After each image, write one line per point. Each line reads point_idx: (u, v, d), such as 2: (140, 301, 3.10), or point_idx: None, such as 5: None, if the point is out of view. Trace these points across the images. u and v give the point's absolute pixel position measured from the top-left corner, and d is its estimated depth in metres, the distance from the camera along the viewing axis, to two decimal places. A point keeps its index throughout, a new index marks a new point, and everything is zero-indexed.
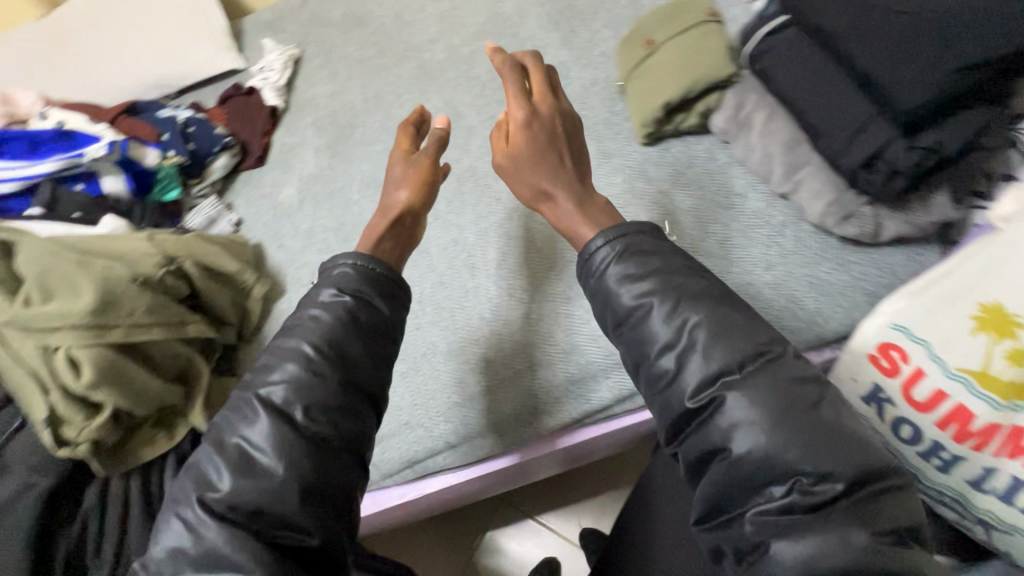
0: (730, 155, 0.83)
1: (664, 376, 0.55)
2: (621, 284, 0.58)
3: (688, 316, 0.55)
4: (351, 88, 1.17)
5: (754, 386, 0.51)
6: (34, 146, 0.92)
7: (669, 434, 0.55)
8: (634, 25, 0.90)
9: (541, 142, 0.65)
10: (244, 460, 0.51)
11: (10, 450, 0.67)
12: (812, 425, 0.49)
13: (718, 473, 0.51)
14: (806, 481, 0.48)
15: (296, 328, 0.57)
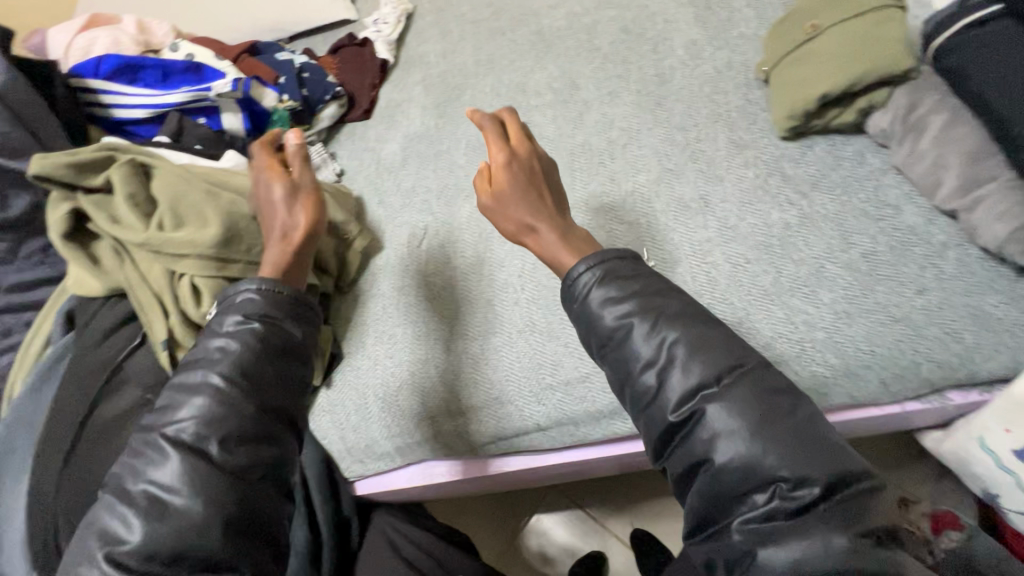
0: (885, 161, 0.74)
1: (647, 393, 0.54)
2: (603, 306, 0.56)
3: (661, 334, 0.53)
4: (463, 48, 1.14)
5: (733, 394, 0.50)
6: (166, 76, 0.93)
7: (655, 446, 0.54)
8: (795, 4, 0.82)
9: (521, 178, 0.62)
10: (154, 505, 0.51)
11: (128, 366, 0.70)
12: (791, 432, 0.48)
13: (705, 484, 0.50)
14: (785, 487, 0.47)
15: (200, 361, 0.57)
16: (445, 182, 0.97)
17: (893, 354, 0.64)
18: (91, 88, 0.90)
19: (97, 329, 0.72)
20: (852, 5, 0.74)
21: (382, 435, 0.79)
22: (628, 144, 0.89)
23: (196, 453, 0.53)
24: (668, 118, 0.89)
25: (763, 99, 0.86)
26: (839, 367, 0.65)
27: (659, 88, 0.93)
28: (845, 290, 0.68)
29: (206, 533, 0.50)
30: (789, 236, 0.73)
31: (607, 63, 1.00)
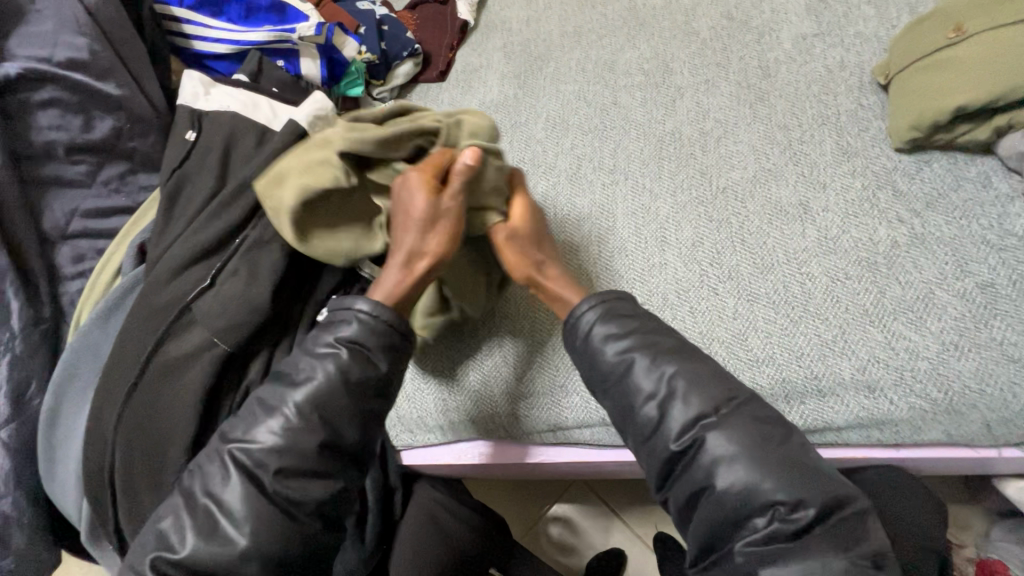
0: (1011, 188, 0.69)
1: (649, 424, 0.57)
2: (604, 341, 0.60)
3: (660, 369, 0.57)
4: (550, 17, 1.08)
5: (729, 424, 0.54)
6: (249, 12, 0.90)
7: (658, 476, 0.57)
8: (937, 3, 0.75)
9: (531, 235, 0.69)
10: (209, 523, 0.55)
11: (201, 307, 0.68)
12: (786, 458, 0.52)
13: (705, 509, 0.54)
14: (783, 510, 0.51)
15: (289, 376, 0.59)
16: (521, 155, 0.93)
17: (1004, 396, 0.60)
18: (175, 17, 0.88)
19: (167, 263, 0.70)
20: (1010, 11, 0.67)
21: (467, 404, 0.74)
22: (723, 137, 0.84)
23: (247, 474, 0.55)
24: (769, 114, 0.83)
25: (879, 106, 0.80)
26: (941, 403, 0.61)
27: (762, 82, 0.87)
28: (955, 320, 0.63)
29: (246, 562, 0.54)
30: (897, 256, 0.68)
31: (707, 48, 0.93)
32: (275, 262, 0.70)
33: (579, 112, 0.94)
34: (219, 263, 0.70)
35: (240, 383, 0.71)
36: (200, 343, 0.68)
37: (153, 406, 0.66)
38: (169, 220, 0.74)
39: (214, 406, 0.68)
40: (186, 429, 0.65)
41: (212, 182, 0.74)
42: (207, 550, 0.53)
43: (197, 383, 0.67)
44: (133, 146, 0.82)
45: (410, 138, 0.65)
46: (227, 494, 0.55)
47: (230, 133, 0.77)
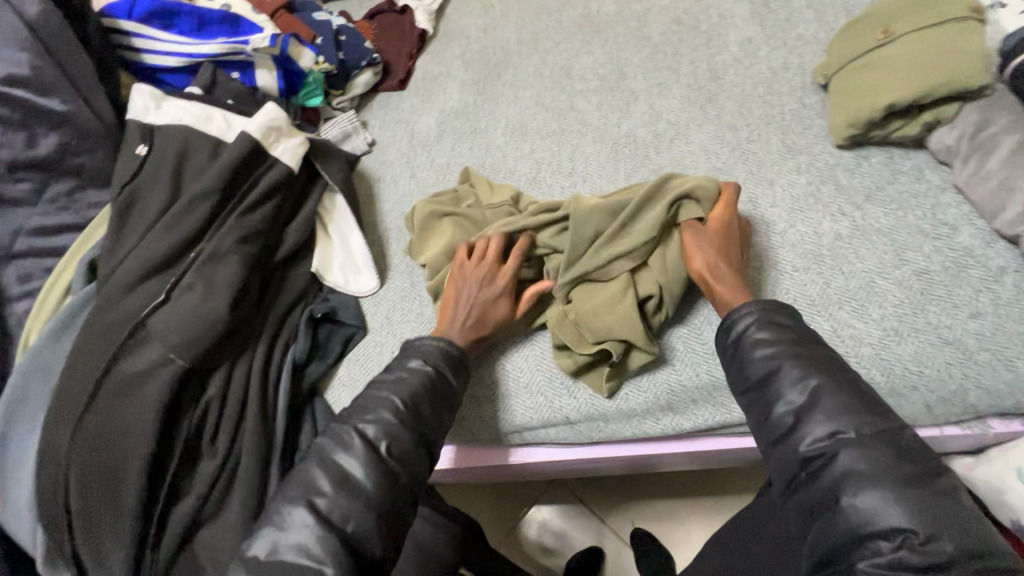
0: (944, 179, 0.72)
1: (783, 429, 0.57)
2: (755, 346, 0.61)
3: (804, 380, 0.57)
4: (507, 25, 1.09)
5: (871, 445, 0.52)
6: (201, 25, 0.89)
7: (784, 482, 0.57)
8: (865, 7, 0.79)
9: (719, 243, 0.67)
10: (342, 477, 0.59)
11: (157, 320, 0.68)
12: (932, 497, 0.50)
13: (828, 521, 0.52)
14: (916, 539, 0.48)
15: (386, 383, 0.65)
16: (482, 161, 0.94)
17: (943, 377, 0.63)
18: (123, 30, 0.87)
19: (120, 278, 0.70)
20: (932, 14, 0.71)
21: None
22: (676, 139, 0.86)
23: (369, 447, 0.60)
24: (719, 115, 0.86)
25: (820, 105, 0.83)
26: (885, 387, 0.64)
27: (711, 84, 0.90)
28: (896, 307, 0.66)
29: (364, 516, 0.57)
30: (841, 248, 0.71)
31: (658, 53, 0.96)
32: (231, 273, 0.71)
33: (537, 117, 0.95)
34: (174, 277, 0.70)
35: (200, 397, 0.70)
36: (156, 360, 0.67)
37: (110, 424, 0.65)
38: (121, 235, 0.73)
39: (173, 420, 0.67)
40: (145, 447, 0.64)
41: (166, 196, 0.74)
42: (341, 499, 0.57)
43: (154, 398, 0.66)
44: (80, 162, 0.79)
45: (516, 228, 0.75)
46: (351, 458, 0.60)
47: (183, 146, 0.77)
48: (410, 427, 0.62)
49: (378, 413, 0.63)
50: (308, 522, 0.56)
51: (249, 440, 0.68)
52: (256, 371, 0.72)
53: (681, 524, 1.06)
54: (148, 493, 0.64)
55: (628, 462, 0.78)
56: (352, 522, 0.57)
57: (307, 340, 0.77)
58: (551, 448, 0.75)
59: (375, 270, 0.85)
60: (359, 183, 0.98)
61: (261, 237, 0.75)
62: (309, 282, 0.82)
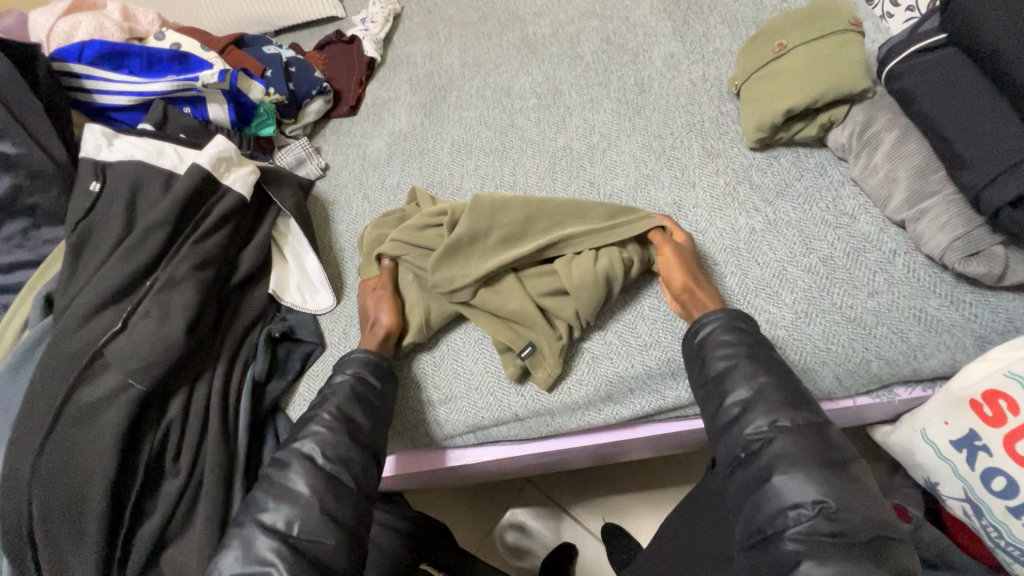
0: (844, 173, 0.79)
1: (730, 418, 0.62)
2: (715, 346, 0.66)
3: (754, 376, 0.62)
4: (451, 50, 1.15)
5: (803, 433, 0.58)
6: (151, 64, 0.94)
7: (726, 462, 0.61)
8: (763, 24, 0.87)
9: (686, 257, 0.74)
10: (283, 488, 0.63)
11: (115, 348, 0.71)
12: (845, 476, 0.55)
13: (759, 497, 0.56)
14: (831, 508, 0.53)
15: (319, 400, 0.70)
16: (429, 179, 0.99)
17: (848, 351, 0.69)
18: (75, 73, 0.90)
19: (76, 310, 0.72)
20: (817, 29, 0.80)
21: (401, 414, 0.80)
22: (608, 149, 0.92)
23: (307, 459, 0.64)
24: (645, 126, 0.93)
25: (736, 112, 0.90)
26: (799, 364, 0.70)
27: (638, 97, 0.96)
28: (805, 291, 0.73)
29: (325, 534, 0.60)
30: (756, 240, 0.77)
31: (590, 71, 1.02)
32: (186, 298, 0.74)
33: (480, 136, 1.01)
34: (130, 306, 0.73)
35: (162, 420, 0.73)
36: (115, 385, 0.70)
37: (71, 451, 0.67)
38: (76, 269, 0.76)
39: (133, 442, 0.70)
40: (106, 470, 0.66)
41: (119, 229, 0.77)
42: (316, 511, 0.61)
43: (115, 423, 0.68)
44: (34, 201, 0.84)
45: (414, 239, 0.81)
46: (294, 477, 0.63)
47: (135, 181, 0.80)
48: (343, 433, 0.66)
49: (312, 428, 0.67)
50: (257, 536, 0.60)
51: (210, 458, 0.71)
52: (216, 391, 0.75)
53: (652, 515, 1.10)
54: (112, 513, 0.66)
55: (584, 453, 0.82)
56: (296, 526, 0.60)
57: (266, 358, 0.80)
58: (506, 445, 0.80)
59: (332, 288, 0.89)
60: (315, 208, 1.02)
61: (215, 263, 0.79)
62: (267, 303, 0.85)
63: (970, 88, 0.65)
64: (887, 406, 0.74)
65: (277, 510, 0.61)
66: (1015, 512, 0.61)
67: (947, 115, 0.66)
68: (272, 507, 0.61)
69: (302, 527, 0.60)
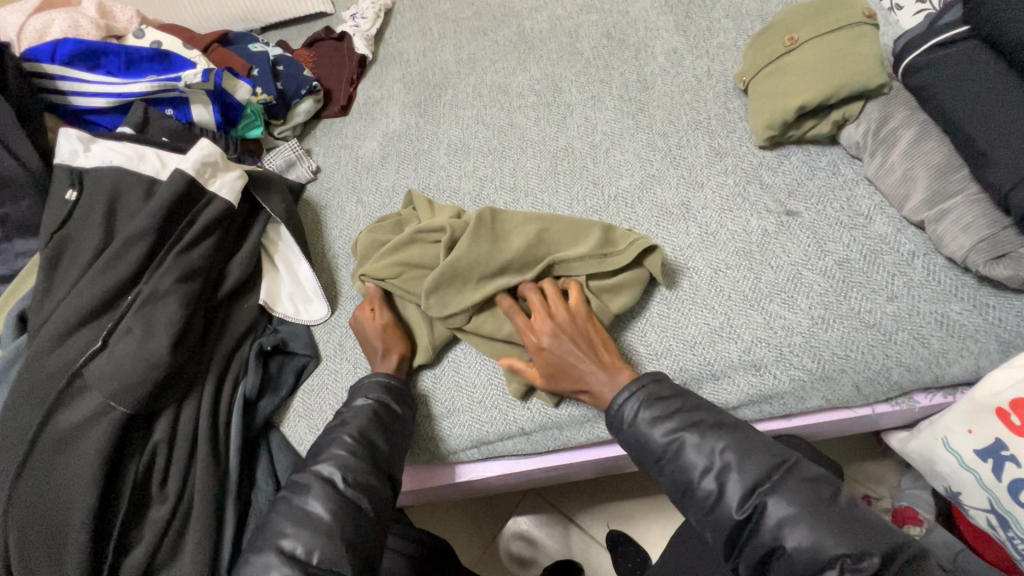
0: (858, 172, 0.76)
1: (709, 498, 0.56)
2: (652, 424, 0.60)
3: (712, 446, 0.57)
4: (445, 47, 1.10)
5: (785, 486, 0.53)
6: (130, 63, 0.89)
7: (724, 544, 0.56)
8: (771, 18, 0.84)
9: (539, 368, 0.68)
10: (301, 513, 0.59)
11: (94, 368, 0.67)
12: (843, 516, 0.51)
13: (780, 570, 0.52)
14: (850, 560, 0.48)
15: (336, 426, 0.66)
16: (426, 181, 0.95)
17: (867, 358, 0.66)
18: (47, 74, 0.85)
19: (52, 327, 0.68)
20: (828, 23, 0.77)
21: None
22: (611, 149, 0.89)
23: (327, 483, 0.60)
24: (650, 123, 0.89)
25: (743, 109, 0.86)
26: (816, 372, 0.67)
27: (641, 94, 0.92)
28: (821, 296, 0.70)
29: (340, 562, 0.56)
30: (768, 243, 0.74)
31: (590, 67, 0.98)
32: (171, 312, 0.70)
33: (477, 136, 0.97)
34: (111, 322, 0.69)
35: (147, 442, 0.69)
36: (96, 407, 0.66)
37: (49, 478, 0.63)
38: (51, 285, 0.72)
39: (116, 466, 0.66)
40: (87, 499, 0.62)
41: (98, 239, 0.73)
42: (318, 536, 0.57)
43: (96, 448, 0.64)
44: (5, 211, 0.80)
45: (410, 258, 0.76)
46: (314, 504, 0.59)
47: (115, 188, 0.76)
48: (365, 458, 0.63)
49: (332, 452, 0.63)
50: (274, 565, 0.56)
51: (201, 481, 0.68)
52: (205, 410, 0.71)
53: (658, 520, 1.07)
54: (94, 546, 0.62)
55: (595, 465, 0.79)
56: (316, 554, 0.56)
57: (258, 375, 0.76)
58: (509, 461, 0.77)
59: (325, 297, 0.85)
60: (306, 212, 0.98)
61: (202, 273, 0.75)
62: (257, 314, 0.81)
63: (993, 87, 0.63)
64: (908, 412, 0.71)
65: (296, 535, 0.58)
66: None
67: (971, 112, 0.63)
68: (292, 532, 0.58)
69: (323, 555, 0.56)
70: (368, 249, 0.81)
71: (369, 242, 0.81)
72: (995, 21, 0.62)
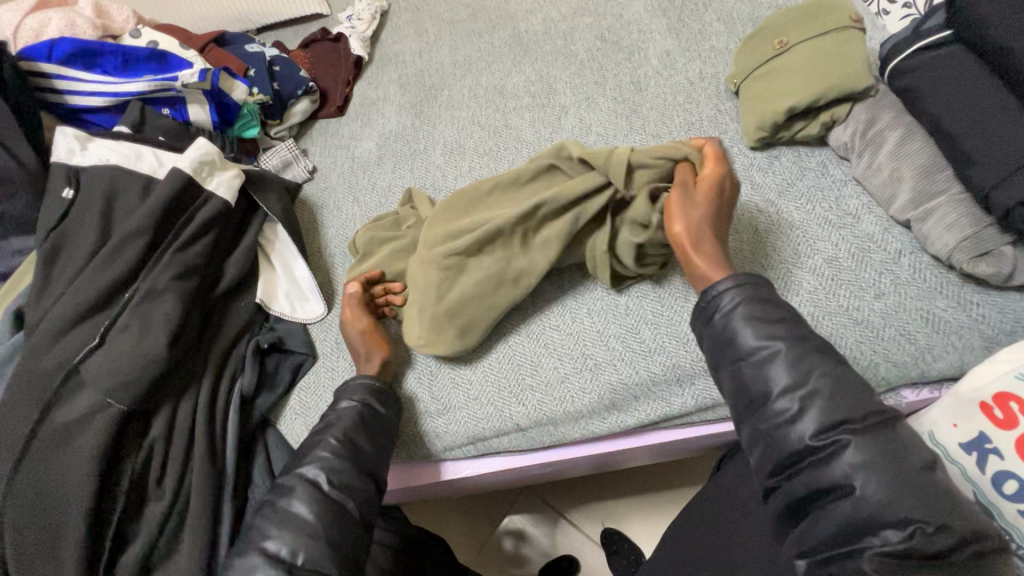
0: (846, 172, 0.78)
1: (780, 418, 0.52)
2: (748, 323, 0.56)
3: (802, 365, 0.52)
4: (441, 49, 1.11)
5: (874, 433, 0.48)
6: (127, 63, 0.89)
7: (774, 465, 0.51)
8: (761, 22, 0.86)
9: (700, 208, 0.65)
10: (284, 514, 0.59)
11: (91, 365, 0.67)
12: (930, 486, 0.46)
13: (828, 512, 0.48)
14: (927, 528, 0.44)
15: (324, 428, 0.67)
16: (421, 181, 0.96)
17: (855, 354, 0.68)
18: (43, 72, 0.85)
19: (49, 324, 0.68)
20: (817, 26, 0.79)
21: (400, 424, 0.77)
22: (605, 149, 0.90)
23: (312, 484, 0.61)
24: (643, 125, 0.90)
25: (735, 110, 0.88)
26: None
27: (635, 96, 0.94)
28: (812, 293, 0.71)
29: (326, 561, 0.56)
30: (760, 240, 0.76)
31: (584, 69, 0.99)
32: (168, 310, 0.70)
33: (473, 136, 0.98)
34: (107, 320, 0.70)
35: (144, 438, 0.69)
36: (93, 404, 0.66)
37: (46, 474, 0.64)
38: (48, 282, 0.72)
39: (112, 462, 0.66)
40: (84, 495, 0.62)
41: (94, 238, 0.73)
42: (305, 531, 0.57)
43: (94, 444, 0.64)
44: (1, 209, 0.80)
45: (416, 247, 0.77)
46: (294, 503, 0.59)
47: (112, 186, 0.76)
48: (348, 458, 0.63)
49: (316, 453, 0.63)
50: (258, 567, 0.55)
51: (196, 477, 0.68)
52: (201, 407, 0.72)
53: (652, 518, 1.08)
54: (91, 542, 0.62)
55: (592, 461, 0.80)
56: (302, 554, 0.56)
57: (254, 372, 0.76)
58: (505, 457, 0.77)
59: (322, 295, 0.85)
60: (301, 212, 0.98)
61: (199, 272, 0.75)
62: (254, 312, 0.82)
63: (976, 90, 0.64)
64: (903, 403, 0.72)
65: (281, 537, 0.57)
66: None
67: (955, 114, 0.65)
68: (276, 533, 0.57)
69: (308, 555, 0.56)
70: (365, 244, 0.82)
71: (366, 239, 0.82)
72: (977, 26, 0.63)
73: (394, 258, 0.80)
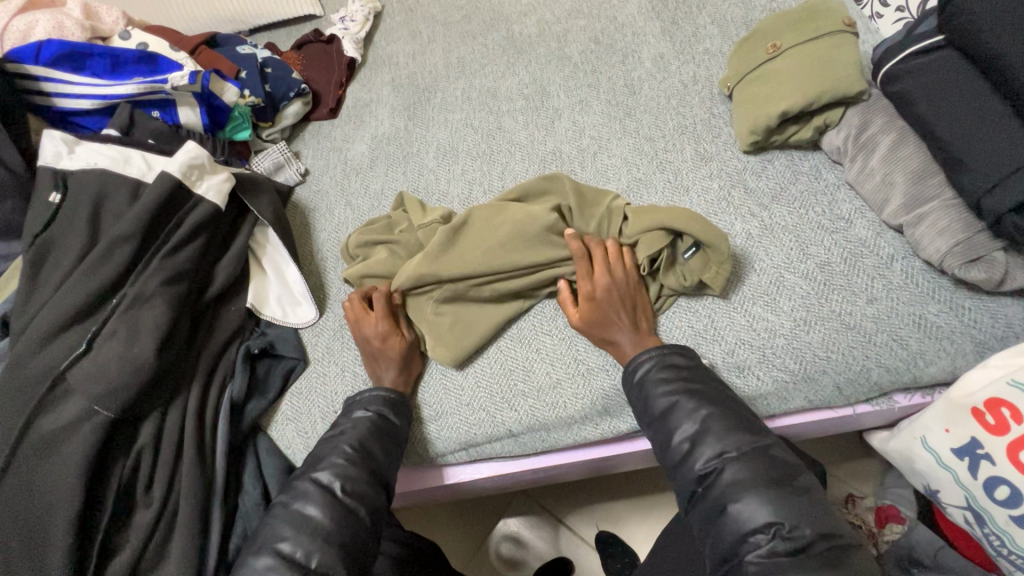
0: (839, 176, 0.78)
1: (680, 454, 0.60)
2: (658, 382, 0.63)
3: (696, 409, 0.60)
4: (434, 51, 1.11)
5: (751, 458, 0.56)
6: (115, 65, 0.88)
7: (684, 498, 0.59)
8: (754, 25, 0.86)
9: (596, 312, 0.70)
10: (298, 517, 0.58)
11: (78, 372, 0.66)
12: (794, 496, 0.53)
13: (718, 528, 0.55)
14: (784, 528, 0.51)
15: (343, 433, 0.66)
16: (414, 185, 0.95)
17: (846, 359, 0.68)
18: (30, 75, 0.84)
19: (35, 331, 0.68)
20: (810, 31, 0.79)
21: None
22: (599, 152, 0.90)
23: (324, 490, 0.60)
24: (637, 128, 0.90)
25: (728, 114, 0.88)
26: (799, 373, 0.69)
27: (629, 99, 0.93)
28: (803, 299, 0.71)
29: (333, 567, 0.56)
30: (751, 244, 0.76)
31: (579, 72, 0.99)
32: (157, 317, 0.69)
33: (466, 139, 0.97)
34: (96, 326, 0.69)
35: (132, 447, 0.68)
36: (79, 412, 0.65)
37: (33, 483, 0.63)
38: (34, 289, 0.71)
39: (100, 470, 0.66)
40: (68, 507, 0.62)
41: (82, 243, 0.72)
42: (302, 538, 0.57)
43: (80, 453, 0.64)
44: None
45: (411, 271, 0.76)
46: (310, 508, 0.59)
47: (100, 191, 0.75)
48: (362, 467, 0.63)
49: (329, 459, 0.63)
50: (270, 568, 0.55)
51: (186, 485, 0.67)
52: (191, 414, 0.71)
53: (646, 520, 1.08)
54: (77, 554, 0.61)
55: (588, 466, 0.80)
56: (315, 557, 0.56)
57: (245, 379, 0.75)
58: (496, 463, 0.77)
59: (314, 300, 0.84)
60: (294, 215, 0.98)
61: (188, 277, 0.74)
62: (245, 317, 0.81)
63: (967, 95, 0.64)
64: (904, 406, 0.71)
65: (295, 538, 0.57)
66: (1018, 520, 0.59)
67: (946, 120, 0.65)
68: (290, 533, 0.57)
69: (320, 559, 0.56)
70: (360, 243, 0.82)
71: (359, 238, 0.82)
72: (968, 33, 0.63)
73: (392, 262, 0.80)
